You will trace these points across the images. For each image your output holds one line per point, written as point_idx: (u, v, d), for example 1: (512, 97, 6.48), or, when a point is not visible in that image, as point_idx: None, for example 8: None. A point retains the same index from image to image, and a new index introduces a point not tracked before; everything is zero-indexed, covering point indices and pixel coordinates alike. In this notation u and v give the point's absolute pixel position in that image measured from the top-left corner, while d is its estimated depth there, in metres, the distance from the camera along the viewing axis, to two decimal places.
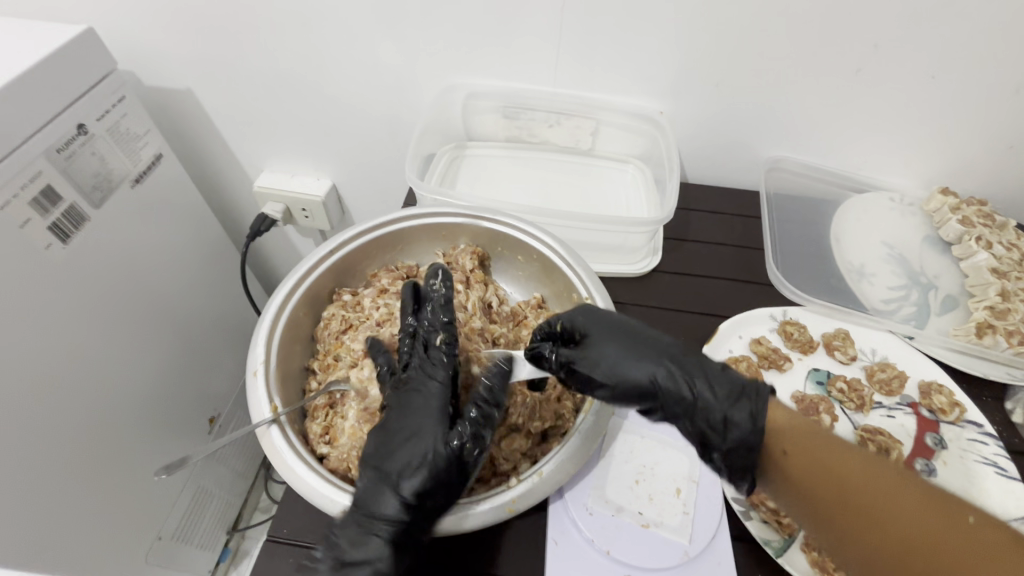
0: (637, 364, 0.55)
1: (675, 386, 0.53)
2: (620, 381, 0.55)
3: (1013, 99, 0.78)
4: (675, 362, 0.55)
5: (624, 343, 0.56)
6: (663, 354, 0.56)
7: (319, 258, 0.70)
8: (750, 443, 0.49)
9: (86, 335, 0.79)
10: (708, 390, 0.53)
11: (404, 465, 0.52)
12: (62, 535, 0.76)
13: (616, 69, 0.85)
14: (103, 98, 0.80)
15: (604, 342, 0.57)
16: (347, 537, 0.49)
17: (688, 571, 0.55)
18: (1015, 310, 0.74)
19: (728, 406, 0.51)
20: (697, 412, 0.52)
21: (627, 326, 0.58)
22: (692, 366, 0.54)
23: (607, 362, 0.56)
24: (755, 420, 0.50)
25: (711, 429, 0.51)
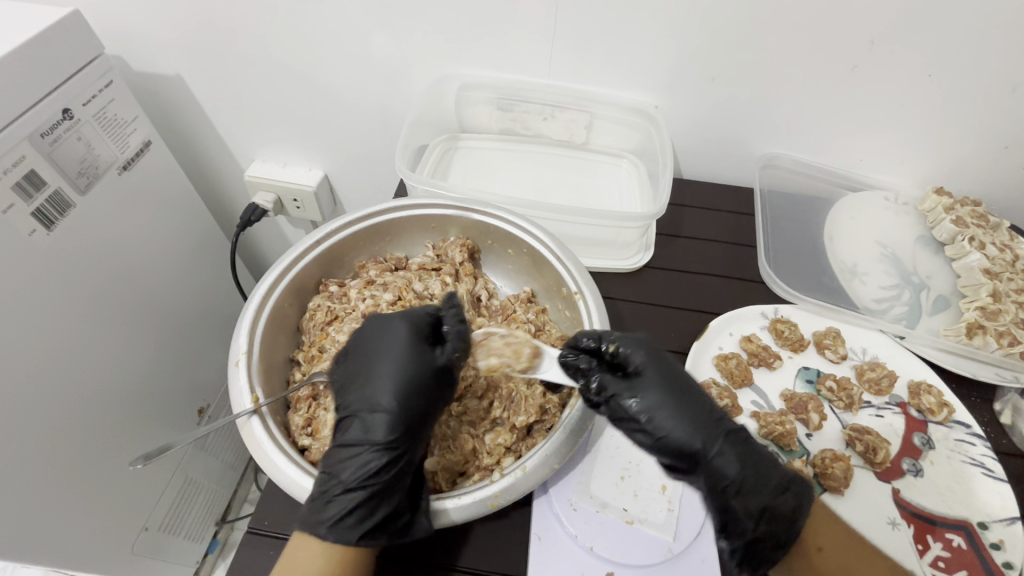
0: (693, 424, 0.52)
1: (724, 460, 0.51)
2: (671, 437, 0.52)
3: (1010, 98, 0.78)
4: (732, 436, 0.52)
5: (684, 398, 0.53)
6: (718, 421, 0.53)
7: (305, 248, 0.68)
8: (778, 537, 0.52)
9: (70, 320, 0.78)
10: (758, 475, 0.52)
11: (392, 389, 0.53)
12: (45, 524, 0.75)
13: (611, 61, 0.84)
14: (90, 82, 0.78)
15: (662, 390, 0.53)
16: (343, 459, 0.51)
17: (672, 568, 0.55)
18: (1005, 311, 0.74)
19: (771, 497, 0.51)
20: (737, 488, 0.51)
21: (688, 383, 0.55)
22: (742, 441, 0.53)
23: (663, 413, 0.52)
24: (792, 517, 0.51)
25: (745, 513, 0.51)
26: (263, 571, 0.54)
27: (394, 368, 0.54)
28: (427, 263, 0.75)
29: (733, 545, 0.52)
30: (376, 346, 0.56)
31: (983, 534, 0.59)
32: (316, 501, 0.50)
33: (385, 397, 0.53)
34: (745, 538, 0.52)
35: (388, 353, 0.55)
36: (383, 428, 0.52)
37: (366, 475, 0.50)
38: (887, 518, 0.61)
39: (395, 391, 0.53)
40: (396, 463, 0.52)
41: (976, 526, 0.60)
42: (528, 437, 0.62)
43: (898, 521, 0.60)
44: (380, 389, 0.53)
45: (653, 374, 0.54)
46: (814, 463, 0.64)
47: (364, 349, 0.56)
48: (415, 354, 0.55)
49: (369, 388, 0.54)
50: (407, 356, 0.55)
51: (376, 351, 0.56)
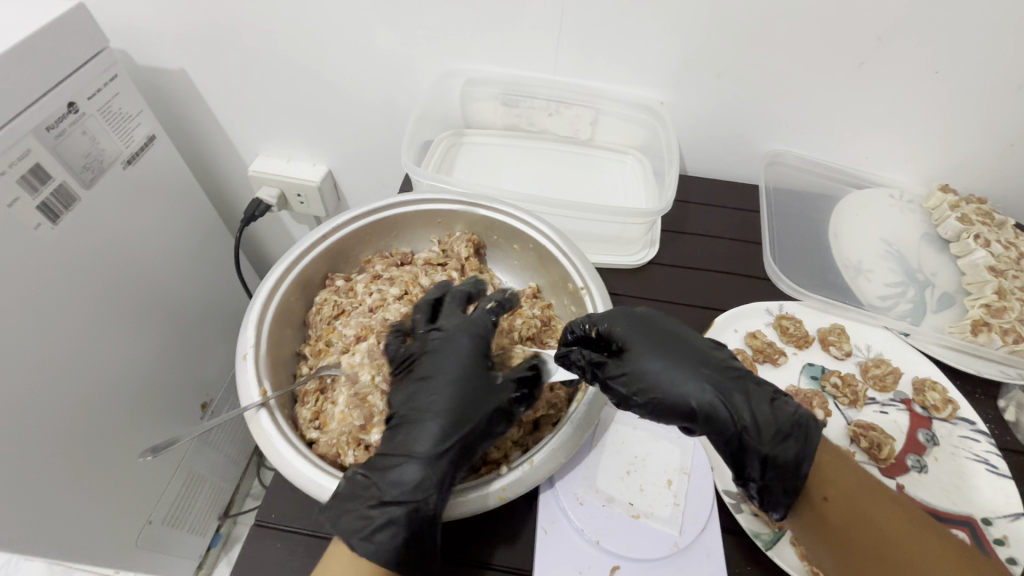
0: (680, 384, 0.54)
1: (715, 410, 0.52)
2: (660, 401, 0.54)
3: (1016, 96, 0.78)
4: (721, 386, 0.53)
5: (668, 361, 0.55)
6: (707, 375, 0.54)
7: (311, 243, 0.68)
8: (789, 483, 0.52)
9: (76, 312, 0.78)
10: (753, 419, 0.53)
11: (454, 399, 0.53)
12: (50, 516, 0.75)
13: (617, 57, 0.84)
14: (95, 76, 0.78)
15: (644, 357, 0.55)
16: (388, 472, 0.50)
17: (677, 562, 0.55)
18: (1010, 308, 0.74)
19: (772, 444, 0.52)
20: (737, 436, 0.52)
21: (673, 345, 0.56)
22: (733, 391, 0.53)
23: (648, 381, 0.54)
24: (796, 461, 0.52)
25: (749, 458, 0.53)
26: (270, 562, 0.55)
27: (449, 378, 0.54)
28: (433, 258, 0.75)
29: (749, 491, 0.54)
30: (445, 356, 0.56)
31: (987, 530, 0.59)
32: (357, 511, 0.48)
33: (446, 403, 0.53)
34: (756, 484, 0.53)
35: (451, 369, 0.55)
36: (429, 443, 0.50)
37: (411, 485, 0.49)
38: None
39: (452, 402, 0.53)
40: (444, 475, 0.50)
41: (980, 521, 0.60)
42: (535, 432, 0.62)
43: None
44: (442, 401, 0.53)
45: (636, 345, 0.56)
46: None
47: (431, 361, 0.56)
48: (478, 371, 0.55)
49: (434, 394, 0.54)
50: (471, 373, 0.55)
51: (441, 365, 0.55)
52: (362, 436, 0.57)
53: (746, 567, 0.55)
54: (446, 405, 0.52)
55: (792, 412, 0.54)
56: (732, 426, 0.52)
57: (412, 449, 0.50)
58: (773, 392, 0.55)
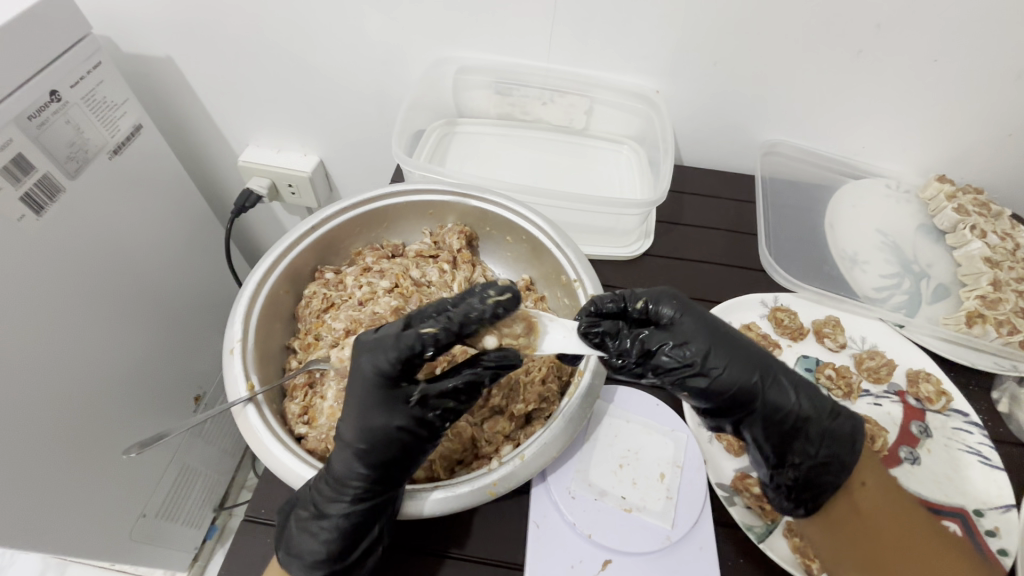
0: (743, 360, 0.53)
1: (777, 386, 0.53)
2: (730, 376, 0.52)
3: (1016, 84, 0.77)
4: (774, 363, 0.55)
5: (725, 337, 0.54)
6: (759, 355, 0.55)
7: (298, 235, 0.67)
8: (844, 461, 0.54)
9: (63, 306, 0.77)
10: (806, 397, 0.55)
11: (362, 431, 0.50)
12: (41, 510, 0.75)
13: (613, 44, 0.83)
14: (78, 63, 0.76)
15: (705, 336, 0.53)
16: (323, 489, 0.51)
17: (669, 555, 0.55)
18: (1005, 300, 0.74)
19: (826, 421, 0.55)
20: (795, 413, 0.54)
21: (723, 326, 0.55)
22: (783, 370, 0.55)
23: (712, 356, 0.52)
24: (851, 439, 0.55)
25: (802, 435, 0.54)
26: (261, 558, 0.54)
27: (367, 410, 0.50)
28: (424, 250, 0.74)
29: (791, 475, 0.54)
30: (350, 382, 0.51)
31: (979, 522, 0.59)
32: (299, 525, 0.51)
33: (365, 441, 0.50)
34: (804, 467, 0.54)
35: (361, 401, 0.50)
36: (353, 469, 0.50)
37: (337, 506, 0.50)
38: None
39: (361, 431, 0.50)
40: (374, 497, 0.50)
41: (971, 513, 0.60)
42: (527, 425, 0.61)
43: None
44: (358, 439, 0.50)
45: (690, 321, 0.54)
46: None
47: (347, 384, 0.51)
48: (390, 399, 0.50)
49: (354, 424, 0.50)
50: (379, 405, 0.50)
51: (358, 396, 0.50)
52: None
53: (739, 559, 0.56)
54: (354, 438, 0.50)
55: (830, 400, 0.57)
56: (793, 403, 0.54)
57: (338, 471, 0.50)
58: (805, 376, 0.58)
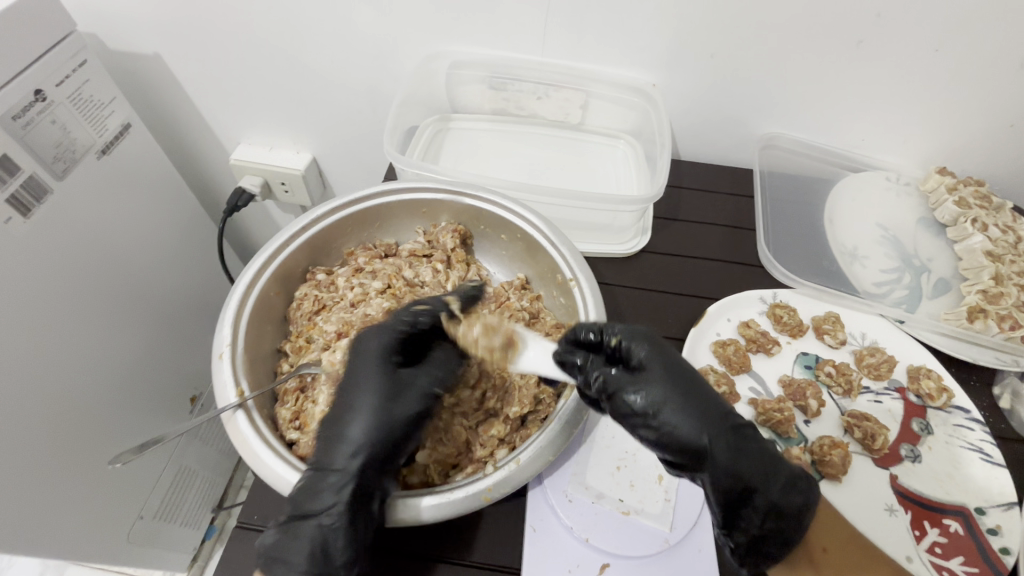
0: (702, 416, 0.49)
1: (732, 451, 0.48)
2: (677, 433, 0.49)
3: (1018, 74, 0.75)
4: (740, 432, 0.49)
5: (692, 390, 0.50)
6: (725, 417, 0.50)
7: (289, 236, 0.66)
8: (789, 534, 0.50)
9: (53, 311, 0.76)
10: (767, 468, 0.49)
11: (357, 409, 0.51)
12: (36, 515, 0.74)
13: (607, 37, 0.81)
14: (63, 62, 0.74)
15: (666, 385, 0.50)
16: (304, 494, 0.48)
17: (669, 559, 0.54)
18: (1007, 294, 0.73)
19: (784, 497, 0.49)
20: (745, 485, 0.48)
21: (696, 379, 0.51)
22: (749, 439, 0.49)
23: (667, 406, 0.49)
24: (801, 515, 0.49)
25: (751, 506, 0.49)
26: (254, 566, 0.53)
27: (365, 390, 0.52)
28: (418, 249, 0.72)
29: (735, 539, 0.50)
30: (355, 365, 0.54)
31: (981, 520, 0.58)
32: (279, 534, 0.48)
33: (354, 429, 0.51)
34: (749, 533, 0.49)
35: (366, 375, 0.53)
36: (341, 458, 0.49)
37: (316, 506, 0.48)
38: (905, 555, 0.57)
39: (355, 405, 0.52)
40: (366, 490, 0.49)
41: (973, 511, 0.59)
42: (522, 428, 0.60)
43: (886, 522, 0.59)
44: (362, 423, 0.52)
45: (657, 368, 0.51)
46: (812, 451, 0.63)
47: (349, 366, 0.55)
48: (388, 373, 0.53)
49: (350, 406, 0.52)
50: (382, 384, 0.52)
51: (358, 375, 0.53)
52: None
53: None
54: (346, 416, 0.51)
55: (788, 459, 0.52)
56: (747, 471, 0.49)
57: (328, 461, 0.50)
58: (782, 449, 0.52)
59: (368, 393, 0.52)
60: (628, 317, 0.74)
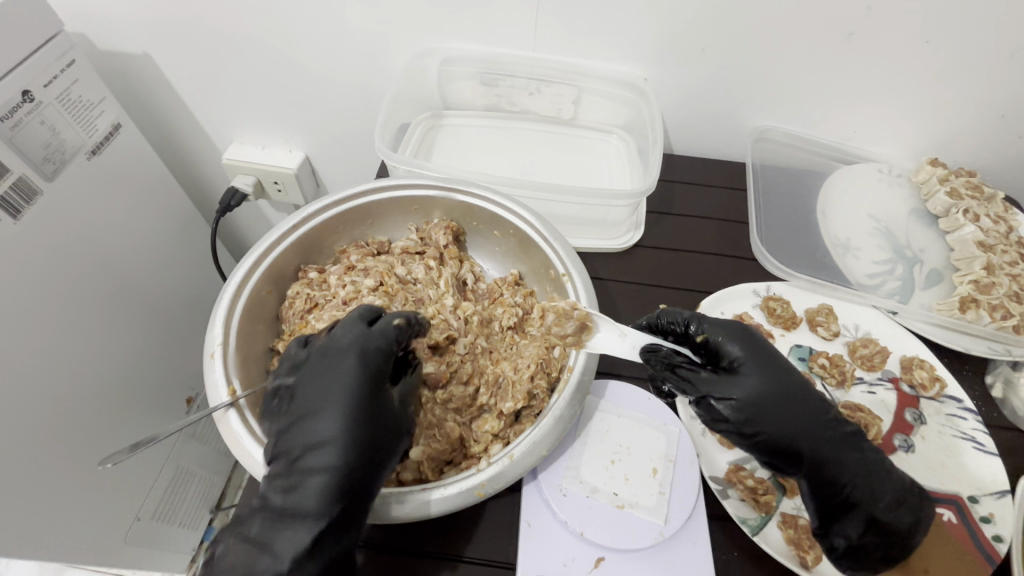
0: (801, 420, 0.53)
1: (833, 456, 0.53)
2: (775, 437, 0.53)
3: (1009, 64, 0.76)
4: (840, 438, 0.54)
5: (789, 392, 0.54)
6: (824, 423, 0.54)
7: (280, 234, 0.65)
8: (894, 551, 0.52)
9: (45, 314, 0.75)
10: (870, 473, 0.54)
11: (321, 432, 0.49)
12: (32, 519, 0.74)
13: (599, 30, 0.81)
14: (52, 62, 0.74)
15: (766, 390, 0.53)
16: (292, 497, 0.47)
17: (663, 551, 0.54)
18: (999, 284, 0.73)
19: (886, 510, 0.53)
20: (845, 489, 0.53)
21: (795, 383, 0.55)
22: (846, 445, 0.54)
23: (766, 411, 0.53)
24: (905, 532, 0.52)
25: (852, 513, 0.53)
26: None
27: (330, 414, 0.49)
28: (410, 247, 0.72)
29: (834, 543, 0.54)
30: (310, 386, 0.51)
31: (974, 509, 0.59)
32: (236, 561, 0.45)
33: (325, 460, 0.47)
34: (848, 540, 0.53)
35: (331, 392, 0.50)
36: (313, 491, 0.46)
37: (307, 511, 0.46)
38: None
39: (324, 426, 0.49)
40: (343, 498, 0.47)
41: (966, 500, 0.59)
42: (516, 423, 0.60)
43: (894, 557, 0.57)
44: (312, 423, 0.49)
45: (756, 373, 0.54)
46: None
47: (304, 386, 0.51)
48: (360, 397, 0.50)
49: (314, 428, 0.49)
50: (352, 391, 0.50)
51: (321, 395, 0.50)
52: None
53: (732, 552, 0.55)
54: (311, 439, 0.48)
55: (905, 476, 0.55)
56: (849, 475, 0.53)
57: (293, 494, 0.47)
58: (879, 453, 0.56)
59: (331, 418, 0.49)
60: (622, 311, 0.74)
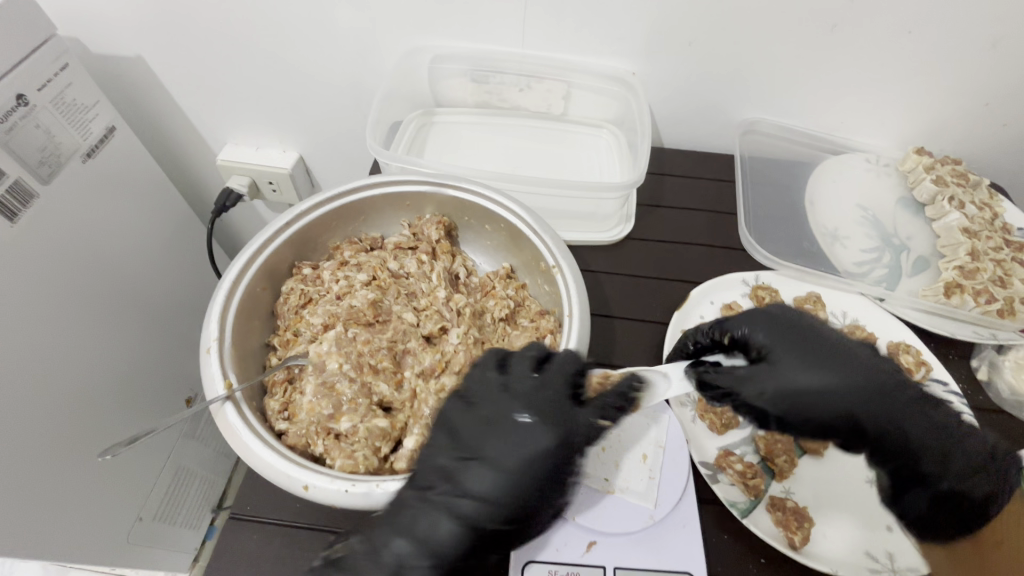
0: (848, 399, 0.52)
1: (896, 428, 0.52)
2: (823, 417, 0.52)
3: (991, 53, 0.77)
4: (898, 401, 0.53)
5: (833, 375, 0.53)
6: (874, 387, 0.53)
7: (274, 231, 0.66)
8: (962, 523, 0.51)
9: (43, 315, 0.76)
10: (936, 438, 0.53)
11: (505, 468, 0.48)
12: (37, 518, 0.74)
13: (587, 24, 0.82)
14: (45, 65, 0.75)
15: (796, 367, 0.53)
16: (429, 519, 0.46)
17: (653, 534, 0.55)
18: (983, 269, 0.74)
19: (961, 480, 0.51)
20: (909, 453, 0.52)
21: (832, 354, 0.54)
22: (905, 407, 0.53)
23: (806, 394, 0.52)
24: (986, 502, 0.50)
25: (919, 488, 0.53)
26: (247, 554, 0.54)
27: (508, 449, 0.49)
28: (403, 242, 0.73)
29: (903, 512, 0.54)
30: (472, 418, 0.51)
31: None
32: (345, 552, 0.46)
33: (485, 488, 0.47)
34: (917, 512, 0.53)
35: (513, 435, 0.49)
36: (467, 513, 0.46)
37: (451, 543, 0.46)
38: (908, 567, 0.54)
39: (504, 471, 0.48)
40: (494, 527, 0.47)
41: None
42: None
43: (876, 557, 0.55)
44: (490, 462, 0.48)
45: (783, 354, 0.54)
46: None
47: (471, 419, 0.51)
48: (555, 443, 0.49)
49: (485, 465, 0.48)
50: (554, 439, 0.49)
51: (491, 431, 0.50)
52: (331, 425, 0.56)
53: (722, 535, 0.56)
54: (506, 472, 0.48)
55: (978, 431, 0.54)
56: (917, 444, 0.52)
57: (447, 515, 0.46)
58: (950, 414, 0.54)
59: (513, 454, 0.48)
60: (613, 303, 0.75)
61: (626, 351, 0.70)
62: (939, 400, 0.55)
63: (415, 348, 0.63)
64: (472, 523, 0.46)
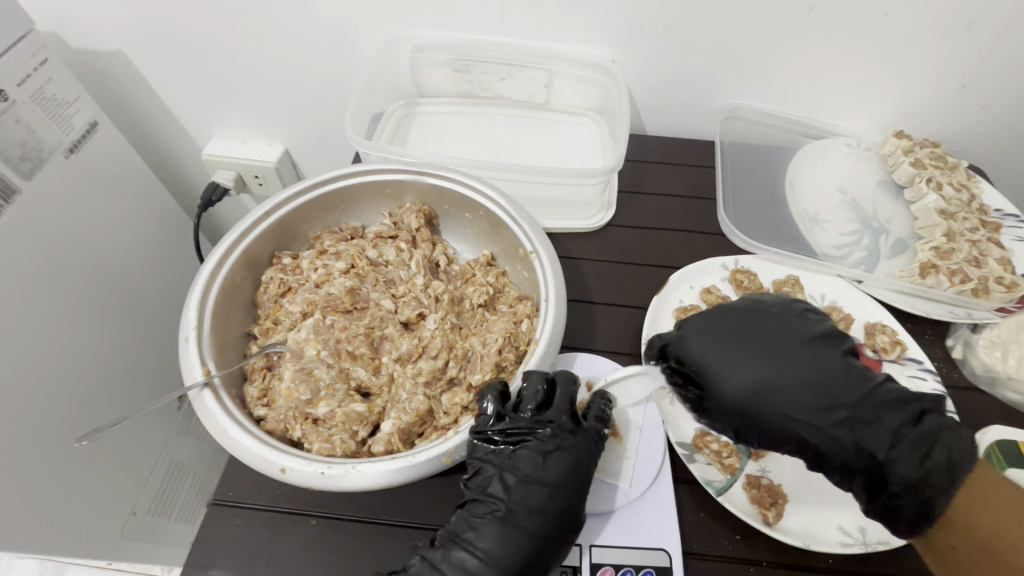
0: (762, 409, 0.54)
1: (811, 440, 0.53)
2: (771, 440, 0.55)
3: (966, 36, 0.77)
4: (838, 417, 0.52)
5: (763, 402, 0.54)
6: (811, 407, 0.53)
7: (253, 221, 0.66)
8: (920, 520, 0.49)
9: (27, 309, 0.76)
10: (865, 456, 0.52)
11: (538, 492, 0.52)
12: (29, 513, 0.74)
13: (567, 11, 0.81)
14: (23, 61, 0.74)
15: (724, 400, 0.55)
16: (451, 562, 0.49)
17: (629, 512, 0.57)
18: (958, 250, 0.75)
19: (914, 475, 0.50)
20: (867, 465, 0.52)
21: (763, 377, 0.54)
22: (851, 422, 0.52)
23: (743, 422, 0.55)
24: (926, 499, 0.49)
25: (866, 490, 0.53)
26: (228, 539, 0.55)
27: (538, 476, 0.53)
28: (384, 231, 0.73)
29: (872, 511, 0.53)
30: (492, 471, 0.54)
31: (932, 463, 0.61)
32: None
33: (527, 515, 0.51)
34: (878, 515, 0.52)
35: (536, 461, 0.54)
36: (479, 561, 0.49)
37: (514, 560, 0.49)
38: (879, 540, 0.55)
39: (539, 493, 0.52)
40: (542, 546, 0.50)
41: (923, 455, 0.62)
42: None
43: (848, 531, 0.56)
44: (528, 489, 0.52)
45: (714, 382, 0.56)
46: None
47: (506, 459, 0.54)
48: (571, 463, 0.54)
49: (525, 491, 0.52)
50: (569, 459, 0.54)
51: (521, 463, 0.54)
52: (310, 410, 0.57)
53: (698, 514, 0.57)
54: (538, 501, 0.52)
55: (937, 436, 0.51)
56: (868, 454, 0.52)
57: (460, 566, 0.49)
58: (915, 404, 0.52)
59: (543, 477, 0.53)
60: (594, 288, 0.76)
61: (605, 335, 0.71)
62: (885, 407, 0.53)
63: (392, 334, 0.64)
64: (534, 538, 0.50)
